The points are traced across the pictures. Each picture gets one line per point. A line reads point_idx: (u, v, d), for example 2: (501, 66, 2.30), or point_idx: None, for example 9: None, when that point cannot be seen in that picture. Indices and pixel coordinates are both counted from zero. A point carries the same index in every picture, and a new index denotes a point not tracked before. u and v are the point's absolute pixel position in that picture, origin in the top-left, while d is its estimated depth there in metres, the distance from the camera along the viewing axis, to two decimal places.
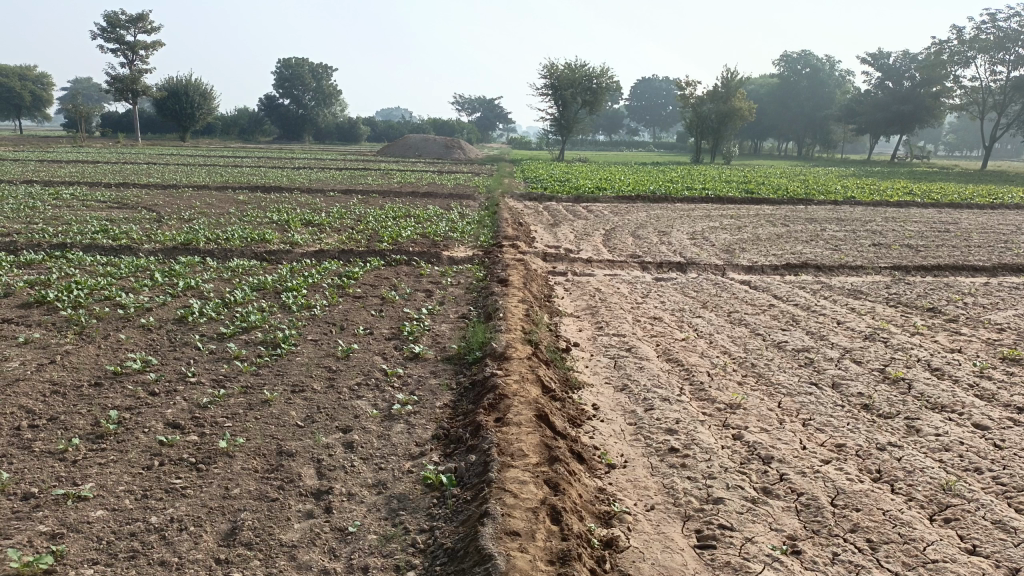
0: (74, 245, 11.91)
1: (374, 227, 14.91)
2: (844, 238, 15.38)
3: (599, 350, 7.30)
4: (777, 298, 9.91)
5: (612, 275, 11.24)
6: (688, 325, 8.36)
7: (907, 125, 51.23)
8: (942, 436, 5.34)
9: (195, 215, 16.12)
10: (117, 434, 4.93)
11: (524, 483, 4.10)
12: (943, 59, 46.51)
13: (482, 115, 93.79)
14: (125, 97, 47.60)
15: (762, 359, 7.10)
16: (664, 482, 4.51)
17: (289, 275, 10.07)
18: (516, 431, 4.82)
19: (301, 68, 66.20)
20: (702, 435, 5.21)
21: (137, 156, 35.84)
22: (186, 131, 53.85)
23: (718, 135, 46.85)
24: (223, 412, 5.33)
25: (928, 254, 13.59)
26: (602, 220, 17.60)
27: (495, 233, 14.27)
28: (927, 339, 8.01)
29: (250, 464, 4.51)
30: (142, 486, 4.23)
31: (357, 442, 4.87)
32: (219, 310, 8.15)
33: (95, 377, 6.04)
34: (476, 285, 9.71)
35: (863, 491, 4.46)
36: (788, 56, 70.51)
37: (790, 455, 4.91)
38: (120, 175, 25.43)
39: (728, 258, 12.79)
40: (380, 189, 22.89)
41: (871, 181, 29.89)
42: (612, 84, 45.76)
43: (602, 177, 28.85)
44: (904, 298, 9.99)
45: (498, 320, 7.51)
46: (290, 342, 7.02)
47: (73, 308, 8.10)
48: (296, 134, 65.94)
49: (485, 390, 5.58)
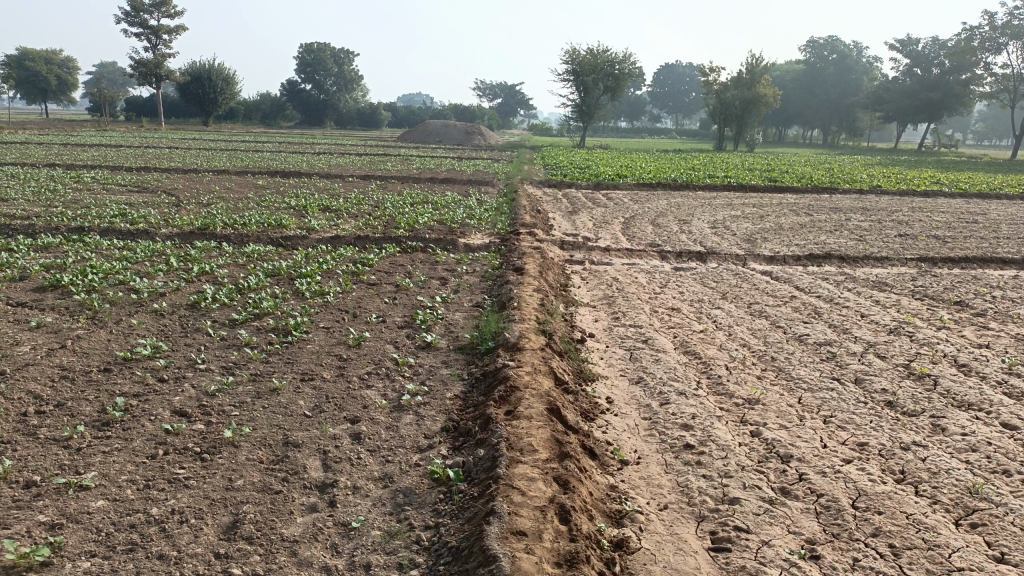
0: (92, 229, 11.93)
1: (392, 213, 14.83)
2: (868, 228, 15.08)
3: (615, 341, 7.16)
4: (799, 290, 9.69)
5: (630, 264, 11.08)
6: (707, 316, 8.19)
7: (935, 113, 50.30)
8: (969, 436, 5.15)
9: (213, 199, 16.10)
10: (123, 421, 4.88)
11: (533, 480, 3.97)
12: (974, 46, 45.57)
13: (503, 101, 93.31)
14: (148, 81, 47.74)
15: (783, 352, 6.92)
16: (678, 480, 4.37)
17: (304, 260, 10.01)
18: (526, 424, 4.70)
19: (323, 53, 66.13)
20: (719, 432, 5.06)
21: (158, 140, 35.94)
22: (208, 115, 54.05)
23: (742, 122, 46.26)
24: (230, 400, 5.26)
25: (955, 245, 13.28)
26: (622, 207, 17.41)
27: (513, 220, 14.13)
28: (954, 333, 7.79)
29: (255, 455, 4.43)
30: (145, 476, 4.16)
31: (364, 434, 4.78)
32: (231, 295, 8.09)
33: (104, 363, 5.99)
34: (492, 273, 9.59)
35: (886, 492, 4.30)
36: (814, 43, 69.52)
37: (810, 454, 4.75)
38: (141, 159, 25.51)
39: (749, 247, 12.57)
40: (398, 175, 22.77)
41: (897, 170, 29.41)
42: (634, 70, 45.33)
43: (623, 164, 28.57)
44: (930, 291, 9.74)
45: (512, 310, 7.38)
46: (301, 329, 6.94)
47: (86, 292, 8.08)
48: (317, 118, 65.95)
49: (497, 382, 5.46)
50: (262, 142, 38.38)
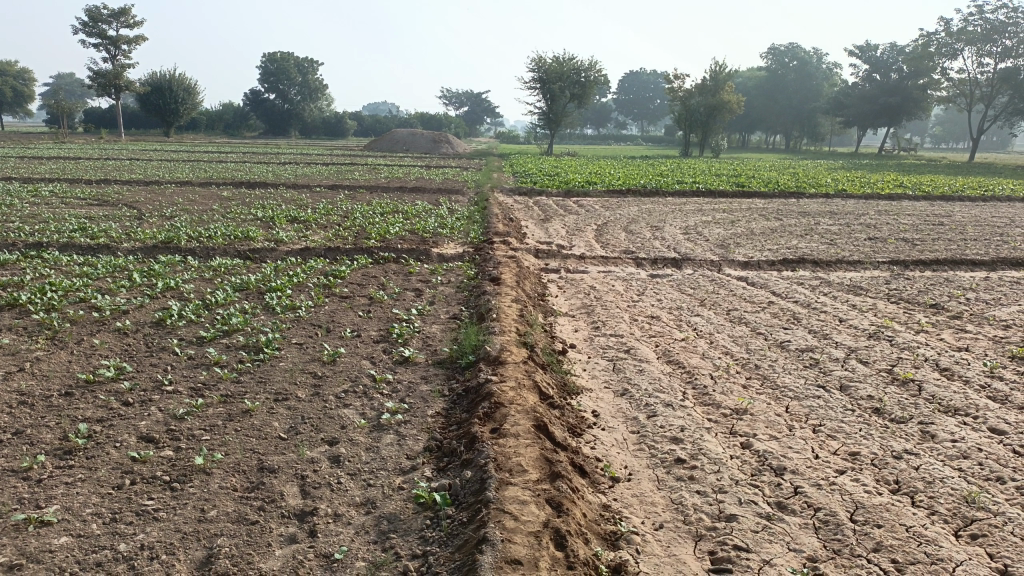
0: (51, 244, 11.52)
1: (362, 223, 14.59)
2: (838, 232, 15.18)
3: (597, 351, 7.03)
4: (776, 295, 9.66)
5: (606, 271, 10.99)
6: (687, 324, 8.09)
7: (895, 117, 51.17)
8: (959, 442, 5.08)
9: (177, 212, 15.72)
10: (86, 449, 4.61)
11: (525, 504, 3.80)
12: (931, 51, 46.45)
13: (469, 109, 93.18)
14: (108, 92, 46.81)
15: (767, 359, 6.84)
16: (672, 497, 4.24)
17: (273, 274, 9.75)
18: (514, 443, 4.53)
19: (287, 62, 65.45)
20: (709, 444, 4.93)
21: (119, 152, 35.19)
22: (170, 126, 53.21)
23: (707, 127, 46.64)
24: (201, 423, 5.01)
25: (924, 248, 13.39)
26: (593, 214, 17.36)
27: (486, 228, 13.97)
28: (933, 336, 7.78)
29: (229, 482, 4.20)
30: (111, 508, 3.91)
31: (344, 456, 4.57)
32: (199, 312, 7.81)
33: (66, 386, 5.70)
34: (467, 283, 9.41)
35: (883, 504, 4.20)
36: (776, 50, 70.54)
37: (803, 466, 4.64)
38: (102, 171, 24.91)
39: (723, 253, 12.55)
40: (367, 184, 22.50)
41: (860, 174, 29.82)
42: (600, 78, 45.49)
43: (592, 170, 28.60)
44: (905, 294, 9.76)
45: (491, 321, 7.20)
46: (273, 346, 6.70)
47: (46, 311, 7.74)
48: (282, 128, 65.21)
49: (480, 398, 5.29)
50: (226, 153, 37.80)
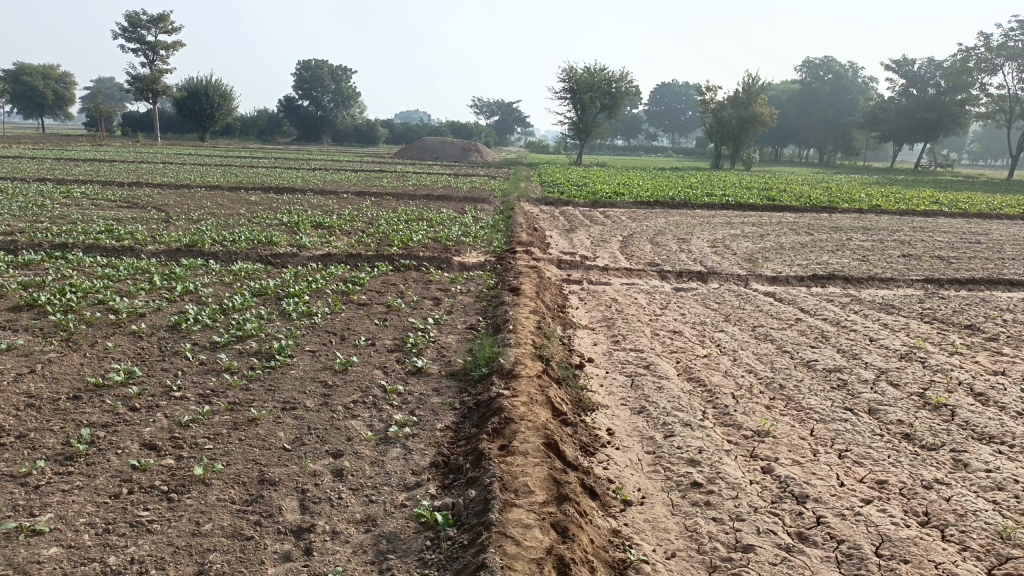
0: (76, 245, 11.58)
1: (385, 230, 14.53)
2: (871, 248, 14.83)
3: (615, 366, 6.83)
4: (804, 312, 9.38)
5: (629, 284, 10.78)
6: (710, 340, 7.86)
7: (932, 133, 50.22)
8: (994, 473, 4.81)
9: (203, 216, 15.79)
10: (87, 455, 4.53)
11: (529, 528, 3.63)
12: (970, 66, 45.52)
13: (500, 118, 93.27)
14: (145, 96, 47.53)
15: (792, 379, 6.60)
16: (686, 524, 4.05)
17: (292, 279, 9.68)
18: (522, 462, 4.36)
19: (320, 70, 66.12)
20: (728, 468, 4.72)
21: (152, 155, 35.60)
22: (205, 131, 53.87)
23: (739, 140, 46.10)
24: (205, 432, 4.91)
25: (960, 266, 12.99)
26: (620, 225, 17.15)
27: (510, 237, 13.84)
28: (967, 359, 7.47)
29: (227, 495, 4.08)
30: (105, 518, 3.81)
31: (348, 470, 4.44)
32: (214, 316, 7.75)
33: (74, 390, 5.64)
34: (487, 293, 9.27)
35: (910, 538, 3.96)
36: (811, 63, 69.84)
37: (827, 494, 4.41)
38: (134, 174, 25.20)
39: (751, 267, 12.29)
40: (394, 191, 22.52)
41: (894, 190, 29.30)
42: (631, 89, 45.23)
43: (621, 181, 28.41)
44: (939, 314, 9.44)
45: (508, 333, 7.03)
46: (285, 353, 6.60)
47: (63, 312, 7.72)
48: (314, 135, 65.75)
49: (490, 413, 5.12)
50: (256, 158, 38.16)
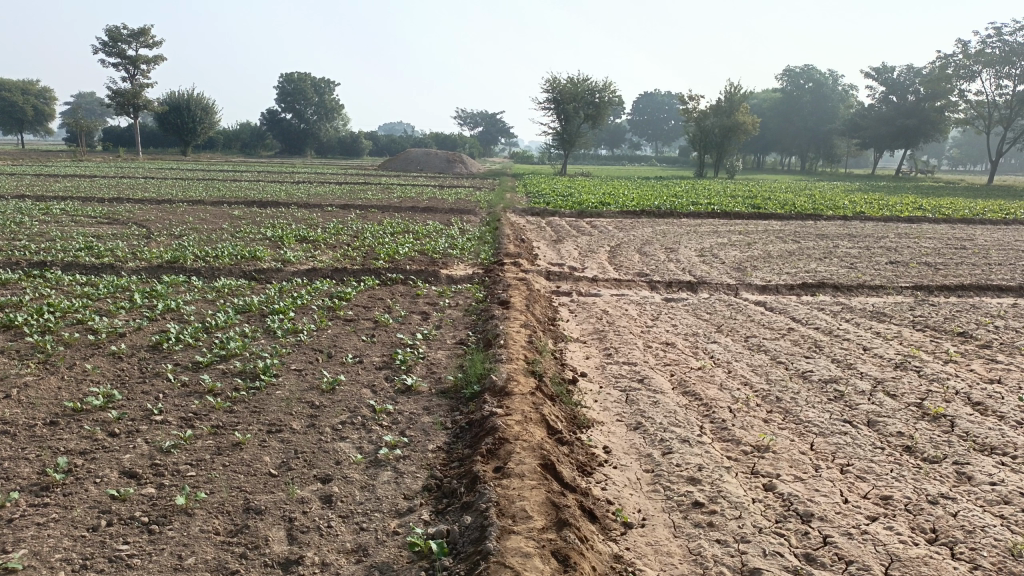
0: (55, 263, 11.35)
1: (371, 243, 14.37)
2: (858, 254, 14.82)
3: (609, 381, 6.70)
4: (796, 321, 9.30)
5: (619, 295, 10.67)
6: (704, 352, 7.75)
7: (912, 139, 50.64)
8: (999, 485, 4.70)
9: (185, 231, 15.58)
10: (64, 485, 4.34)
11: (529, 556, 3.47)
12: (948, 74, 46.03)
13: (483, 129, 93.35)
14: (126, 111, 47.13)
15: (788, 391, 6.49)
16: (689, 547, 3.92)
17: (277, 295, 9.51)
18: (518, 485, 4.21)
19: (303, 82, 65.98)
20: (729, 486, 4.60)
21: (134, 171, 35.26)
22: (187, 145, 53.53)
23: (722, 149, 46.30)
24: (188, 457, 4.73)
25: (948, 272, 12.99)
26: (607, 235, 17.08)
27: (496, 249, 13.71)
28: (963, 367, 7.40)
29: (211, 525, 3.90)
30: (82, 553, 3.62)
31: (337, 495, 4.27)
32: (197, 335, 7.55)
33: (51, 414, 5.44)
34: (476, 307, 9.12)
35: (920, 557, 3.84)
36: (792, 71, 70.47)
37: (832, 512, 4.29)
38: (115, 189, 24.92)
39: (740, 276, 12.23)
40: (379, 204, 22.37)
41: (877, 196, 29.46)
42: (614, 98, 45.36)
43: (606, 191, 28.40)
44: (931, 321, 9.39)
45: (499, 348, 6.89)
46: (270, 373, 6.42)
47: (40, 333, 7.51)
48: (297, 148, 65.46)
49: (483, 433, 4.97)
50: (239, 171, 37.89)
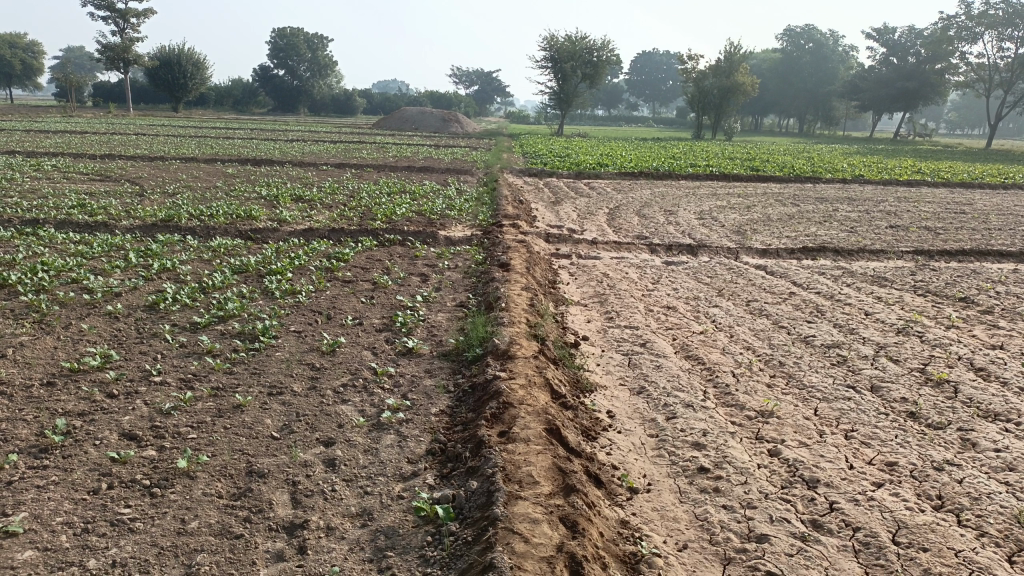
0: (47, 221, 11.18)
1: (368, 203, 14.22)
2: (858, 218, 14.73)
3: (611, 344, 6.66)
4: (797, 285, 9.24)
5: (619, 258, 10.59)
6: (705, 316, 7.70)
7: (911, 102, 50.20)
8: (1004, 452, 4.68)
9: (179, 189, 15.38)
10: (63, 447, 4.29)
11: (537, 523, 3.45)
12: (950, 35, 45.51)
13: (478, 88, 92.16)
14: (116, 66, 46.30)
15: (791, 356, 6.46)
16: (695, 513, 3.90)
17: (274, 256, 9.38)
18: (523, 450, 4.17)
19: (295, 38, 64.92)
20: (734, 451, 4.57)
21: (126, 127, 34.74)
22: (178, 101, 52.73)
23: (720, 110, 45.85)
24: (188, 420, 4.68)
25: (948, 237, 12.92)
26: (605, 197, 16.94)
27: (495, 210, 13.58)
28: (964, 333, 7.38)
29: (213, 489, 3.86)
30: (84, 517, 3.58)
31: (341, 459, 4.23)
32: (194, 295, 7.46)
33: (48, 375, 5.37)
34: (475, 269, 9.03)
35: (926, 524, 3.83)
36: (791, 31, 69.59)
37: (838, 478, 4.27)
38: (107, 145, 24.59)
39: (741, 239, 12.14)
40: (374, 163, 22.11)
41: (875, 160, 29.28)
42: (612, 58, 44.74)
43: (603, 152, 28.14)
44: (932, 286, 9.34)
45: (500, 311, 6.83)
46: (270, 334, 6.35)
47: (35, 292, 7.39)
48: (291, 105, 64.57)
49: (487, 396, 4.93)
50: (232, 128, 37.41)
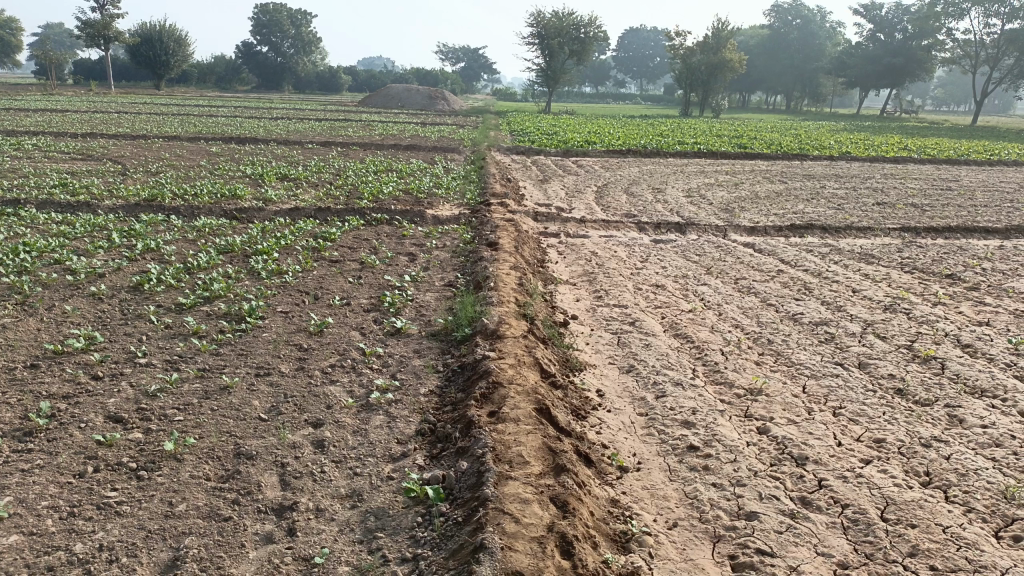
0: (28, 201, 11.01)
1: (354, 182, 14.08)
2: (846, 196, 14.75)
3: (600, 323, 6.64)
4: (785, 263, 9.25)
5: (607, 236, 10.56)
6: (694, 294, 7.70)
7: (898, 78, 50.20)
8: (991, 429, 4.71)
9: (163, 168, 15.19)
10: (48, 430, 4.24)
11: (527, 503, 3.44)
12: (937, 12, 45.48)
13: (465, 64, 91.35)
14: (97, 43, 45.54)
15: (780, 334, 6.46)
16: (685, 491, 3.91)
17: (260, 236, 9.28)
18: (513, 430, 4.16)
19: (279, 14, 64.23)
20: (724, 429, 4.58)
21: (107, 105, 34.26)
22: (160, 78, 51.98)
23: (708, 87, 45.65)
24: (175, 402, 4.63)
25: (934, 213, 12.97)
26: (594, 175, 16.86)
27: (482, 189, 13.49)
28: (951, 310, 7.41)
29: (201, 471, 3.83)
30: (70, 501, 3.54)
31: (330, 440, 4.20)
32: (179, 276, 7.38)
33: (32, 358, 5.30)
34: (463, 248, 8.98)
35: (915, 501, 3.85)
36: (778, 7, 69.28)
37: (826, 455, 4.29)
38: (88, 124, 24.24)
39: (729, 217, 12.13)
40: (360, 141, 21.91)
41: (862, 136, 29.30)
42: (600, 34, 44.41)
43: (590, 130, 28.02)
44: (919, 263, 9.38)
45: (489, 291, 6.80)
46: (257, 315, 6.29)
47: (16, 274, 7.29)
48: (275, 82, 63.81)
49: (476, 376, 4.91)
50: (216, 107, 37.00)
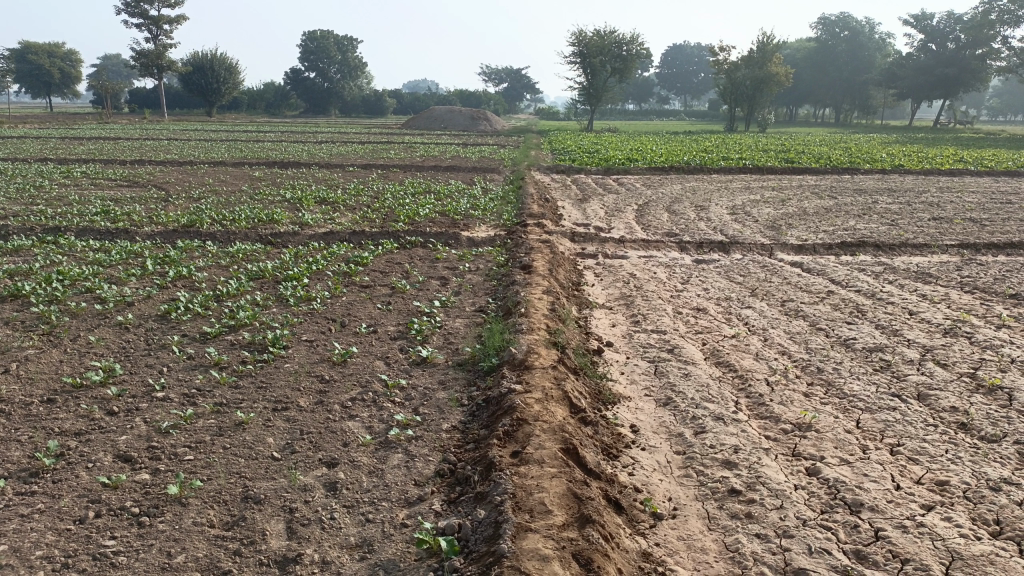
0: (69, 229, 11.11)
1: (391, 204, 14.01)
2: (899, 210, 14.16)
3: (637, 351, 6.31)
4: (835, 284, 8.78)
5: (647, 257, 10.22)
6: (737, 318, 7.31)
7: (951, 89, 48.77)
8: None
9: (204, 193, 15.33)
10: (53, 470, 4.08)
11: (547, 560, 3.14)
12: (991, 19, 44.23)
13: (509, 86, 91.91)
14: (151, 72, 46.81)
15: (830, 361, 6.04)
16: (725, 543, 3.56)
17: (292, 261, 9.18)
18: (537, 473, 3.87)
19: (325, 40, 65.54)
20: (769, 470, 4.21)
21: (158, 132, 35.04)
22: (211, 105, 53.23)
23: (753, 102, 44.86)
24: (187, 439, 4.45)
25: (994, 228, 12.33)
26: (634, 193, 16.52)
27: (520, 209, 13.27)
28: (1017, 333, 6.88)
29: (204, 518, 3.61)
30: (65, 550, 3.35)
31: (343, 482, 3.96)
32: (206, 304, 7.26)
33: (50, 391, 5.19)
34: (496, 271, 8.73)
35: (985, 556, 3.43)
36: (825, 19, 68.19)
37: (884, 501, 3.89)
38: (137, 151, 24.76)
39: (775, 235, 11.68)
40: (400, 163, 21.94)
41: (916, 149, 28.37)
42: (642, 51, 44.08)
43: (632, 147, 27.70)
44: (979, 282, 8.82)
45: (519, 317, 6.53)
46: (280, 344, 6.11)
47: (46, 303, 7.25)
48: (322, 107, 64.89)
49: (501, 412, 4.63)
50: (263, 132, 37.56)
